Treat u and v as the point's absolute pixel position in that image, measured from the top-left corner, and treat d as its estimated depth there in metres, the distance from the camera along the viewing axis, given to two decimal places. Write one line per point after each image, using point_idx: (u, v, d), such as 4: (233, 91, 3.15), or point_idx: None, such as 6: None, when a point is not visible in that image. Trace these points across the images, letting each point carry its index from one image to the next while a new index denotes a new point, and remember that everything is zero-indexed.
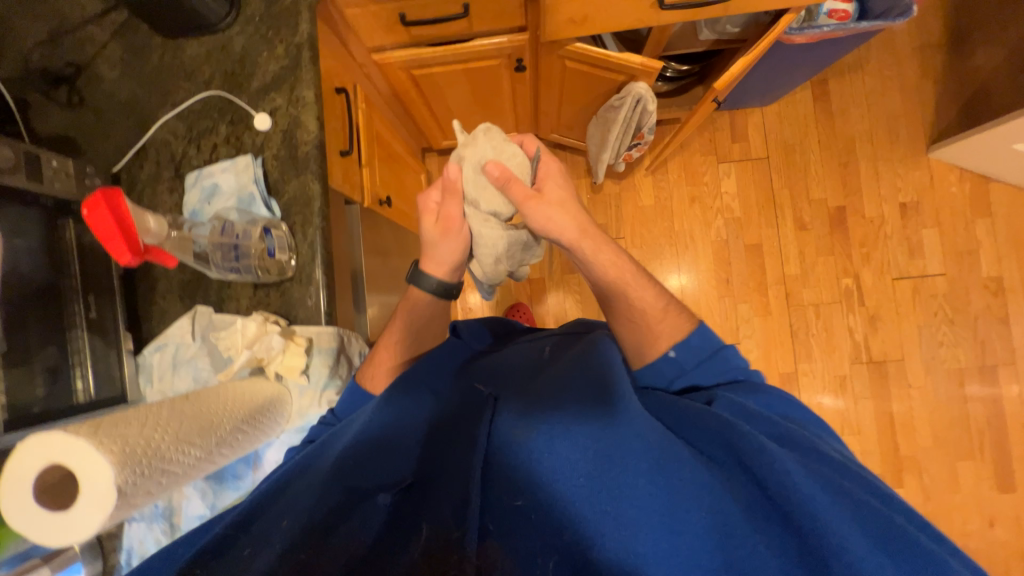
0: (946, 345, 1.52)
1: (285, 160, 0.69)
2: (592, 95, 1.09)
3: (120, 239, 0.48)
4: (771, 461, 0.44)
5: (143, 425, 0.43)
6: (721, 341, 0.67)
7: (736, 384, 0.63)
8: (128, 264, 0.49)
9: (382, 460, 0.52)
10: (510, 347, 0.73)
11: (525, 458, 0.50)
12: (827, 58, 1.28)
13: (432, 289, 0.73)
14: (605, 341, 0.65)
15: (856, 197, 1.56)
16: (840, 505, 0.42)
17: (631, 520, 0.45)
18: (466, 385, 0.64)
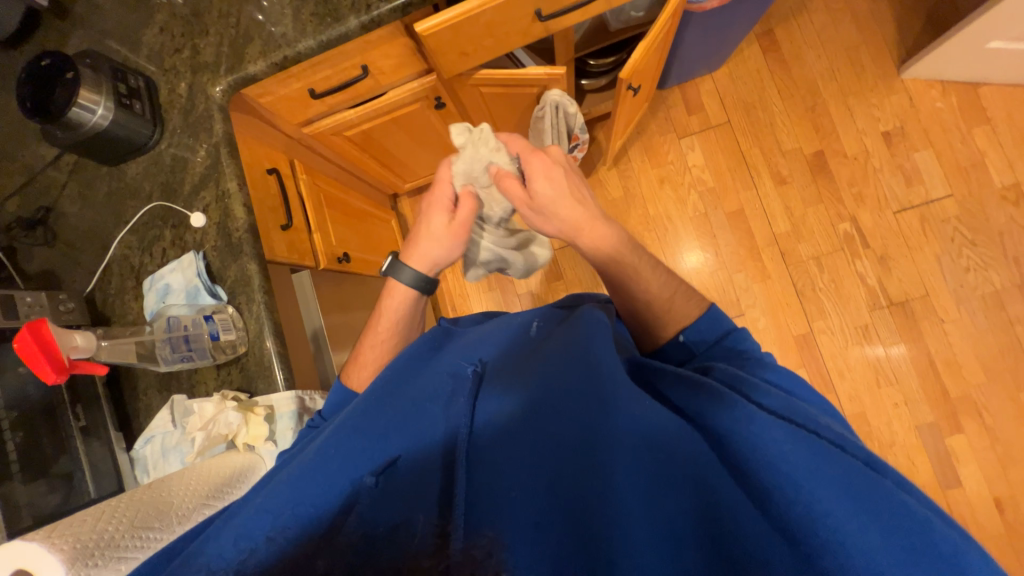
0: (973, 270, 1.39)
1: (222, 249, 0.75)
2: (520, 110, 1.12)
3: (42, 359, 0.54)
4: (761, 432, 0.39)
5: (98, 519, 0.48)
6: (731, 324, 0.64)
7: (749, 361, 0.55)
8: (54, 381, 0.54)
9: (367, 442, 0.46)
10: (492, 321, 0.68)
11: (517, 432, 0.46)
12: (752, 13, 1.25)
13: (413, 283, 0.72)
14: (598, 316, 0.60)
15: (832, 138, 1.48)
16: (831, 466, 0.36)
17: (623, 481, 0.41)
18: (450, 359, 0.57)
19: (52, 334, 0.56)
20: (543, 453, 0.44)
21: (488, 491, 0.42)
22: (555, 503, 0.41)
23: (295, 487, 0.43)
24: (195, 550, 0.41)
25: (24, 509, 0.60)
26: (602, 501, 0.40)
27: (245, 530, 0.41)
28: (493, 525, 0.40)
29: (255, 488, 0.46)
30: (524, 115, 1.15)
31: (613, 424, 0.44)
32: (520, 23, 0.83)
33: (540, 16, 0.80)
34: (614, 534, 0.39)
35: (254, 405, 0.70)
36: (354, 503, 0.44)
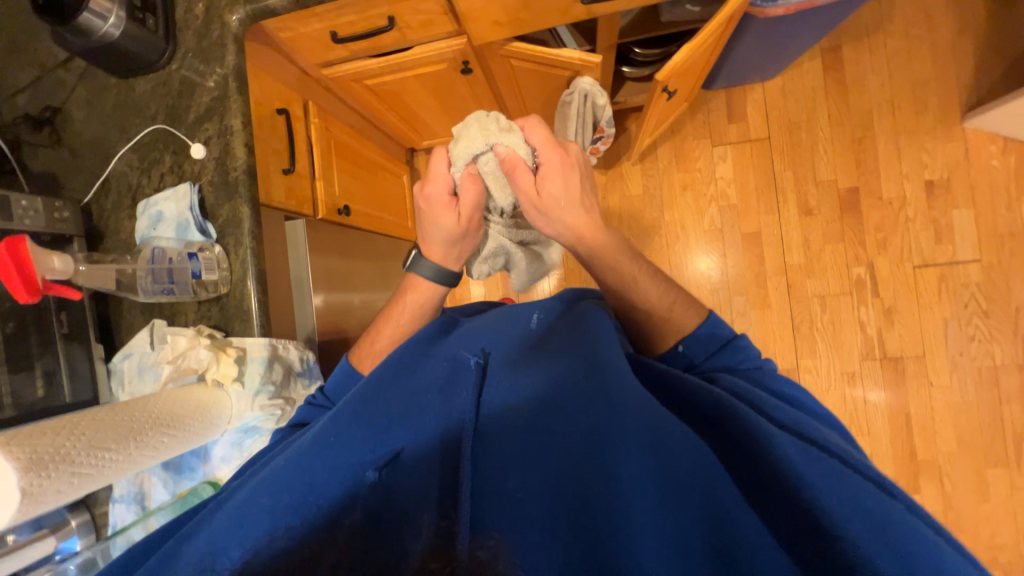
0: (977, 340, 1.35)
1: (218, 185, 0.75)
2: (550, 89, 1.06)
3: (14, 278, 0.55)
4: (771, 448, 0.41)
5: (56, 434, 0.51)
6: (730, 332, 0.63)
7: (750, 374, 0.59)
8: (26, 300, 0.55)
9: (370, 433, 0.49)
10: (493, 312, 0.68)
11: (521, 435, 0.49)
12: (820, 26, 1.16)
13: (434, 277, 0.70)
14: (600, 311, 0.62)
15: (871, 177, 1.40)
16: (844, 486, 0.38)
17: (625, 486, 0.44)
18: (453, 350, 0.59)
19: (28, 252, 0.56)
20: (545, 461, 0.47)
21: (495, 495, 0.46)
22: (558, 507, 0.44)
23: (296, 475, 0.45)
24: (184, 537, 0.42)
25: (6, 399, 0.64)
26: (604, 510, 0.44)
27: (242, 515, 0.42)
28: (498, 527, 0.43)
29: (250, 475, 0.49)
30: (553, 96, 1.10)
31: (614, 433, 0.46)
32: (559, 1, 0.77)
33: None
34: (616, 540, 0.42)
35: (227, 344, 0.72)
36: (361, 492, 0.46)
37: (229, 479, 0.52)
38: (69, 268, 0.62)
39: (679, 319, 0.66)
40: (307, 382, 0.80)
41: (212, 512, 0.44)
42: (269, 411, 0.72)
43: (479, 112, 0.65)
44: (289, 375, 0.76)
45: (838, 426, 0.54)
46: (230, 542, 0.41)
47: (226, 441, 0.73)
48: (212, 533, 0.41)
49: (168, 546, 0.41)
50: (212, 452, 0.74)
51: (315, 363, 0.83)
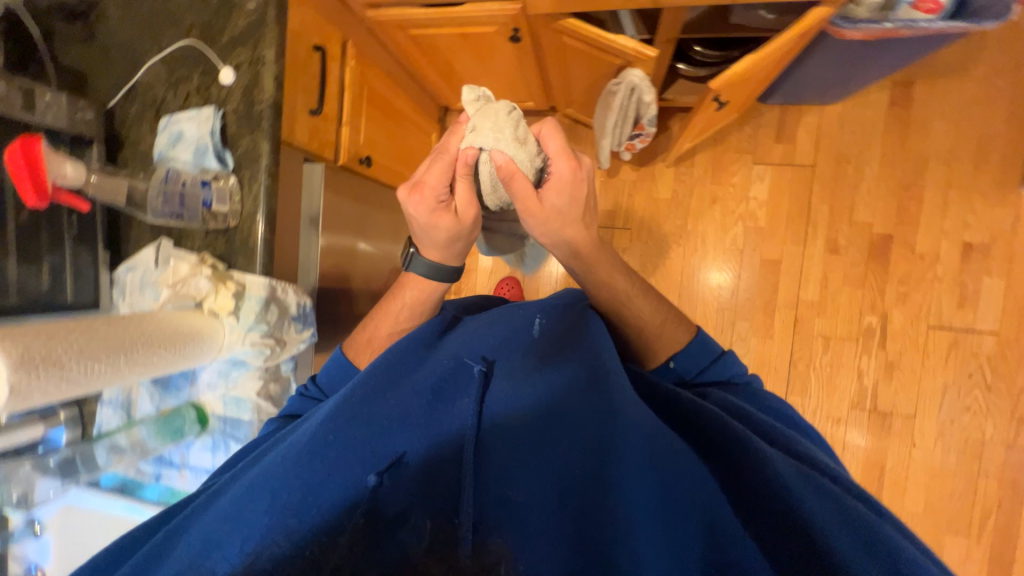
0: (972, 412, 1.33)
1: (242, 116, 0.74)
2: (597, 74, 1.01)
3: (25, 178, 0.56)
4: (766, 473, 0.44)
5: (50, 337, 0.52)
6: (721, 348, 0.70)
7: (745, 394, 0.65)
8: (33, 206, 0.57)
9: (371, 435, 0.50)
10: (492, 312, 0.68)
11: (525, 447, 0.48)
12: (897, 58, 1.08)
13: (427, 272, 0.69)
14: (599, 325, 0.64)
15: (909, 227, 1.34)
16: (830, 507, 0.43)
17: (627, 502, 0.45)
18: (455, 352, 0.59)
19: (42, 154, 0.57)
20: (548, 473, 0.47)
21: (497, 501, 0.46)
22: (560, 518, 0.45)
23: (295, 475, 0.46)
24: (184, 526, 0.46)
25: (11, 287, 0.66)
26: (608, 521, 0.44)
27: (238, 515, 0.45)
28: (501, 534, 0.45)
29: (246, 470, 0.51)
30: (599, 82, 1.05)
31: (617, 448, 0.47)
32: None
33: None
34: (620, 553, 0.42)
35: (228, 277, 0.73)
36: (363, 495, 0.46)
37: (212, 476, 0.56)
38: (81, 177, 0.62)
39: (668, 338, 0.71)
40: (302, 327, 0.80)
41: (205, 505, 0.48)
42: (258, 348, 0.74)
43: (508, 103, 0.61)
44: (285, 318, 0.77)
45: (820, 443, 0.61)
46: (226, 538, 0.44)
47: (215, 368, 0.75)
48: (207, 529, 0.44)
49: (159, 540, 0.45)
50: (199, 376, 0.76)
51: (313, 310, 0.82)
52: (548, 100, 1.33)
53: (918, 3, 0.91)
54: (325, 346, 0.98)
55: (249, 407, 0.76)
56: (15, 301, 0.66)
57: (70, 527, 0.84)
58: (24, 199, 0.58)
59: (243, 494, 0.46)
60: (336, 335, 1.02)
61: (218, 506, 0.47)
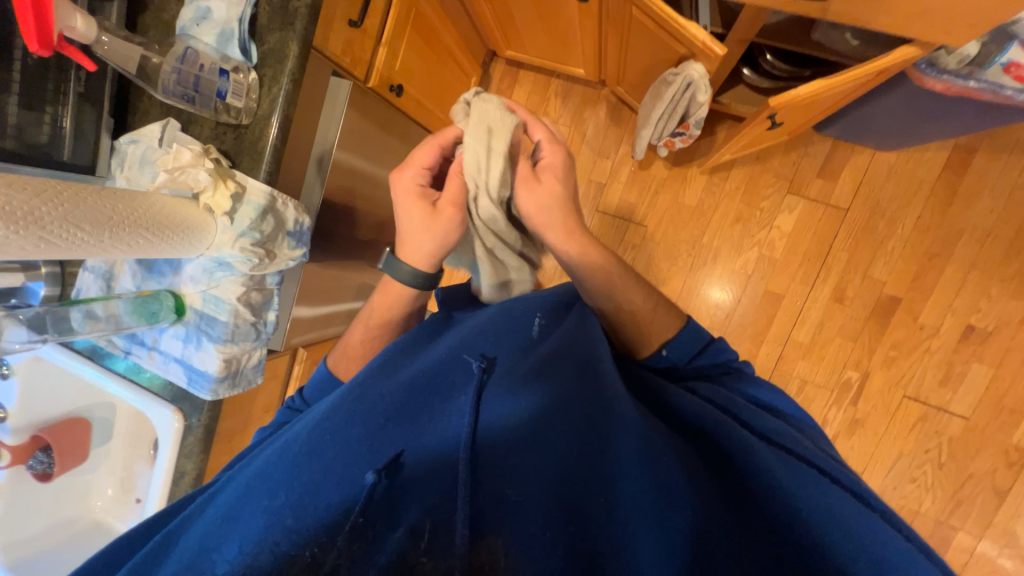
0: (916, 484, 1.36)
1: (275, 9, 0.69)
2: (657, 58, 0.95)
3: (32, 22, 0.52)
4: (761, 472, 0.48)
5: (36, 195, 0.52)
6: (711, 336, 0.74)
7: (732, 378, 0.71)
8: (35, 54, 0.53)
9: (367, 429, 0.50)
10: (489, 309, 0.69)
11: (522, 454, 0.49)
12: (968, 121, 1.02)
13: (406, 278, 0.68)
14: (593, 320, 0.67)
15: (919, 295, 1.32)
16: (820, 495, 0.47)
17: (623, 503, 0.46)
18: (454, 351, 0.59)
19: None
20: (546, 481, 0.47)
21: (496, 503, 0.46)
22: (559, 521, 0.45)
23: (288, 470, 0.48)
24: (190, 523, 0.50)
25: (9, 129, 0.62)
26: (604, 519, 0.46)
27: (235, 516, 0.47)
28: (500, 533, 0.44)
29: (241, 470, 0.54)
30: (656, 67, 0.99)
31: (612, 449, 0.49)
32: None
33: None
34: (614, 551, 0.44)
35: (229, 176, 0.71)
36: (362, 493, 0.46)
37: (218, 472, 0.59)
38: (91, 34, 0.59)
39: (657, 327, 0.72)
40: (294, 245, 0.79)
41: (200, 509, 0.51)
42: (246, 255, 0.72)
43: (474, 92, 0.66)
44: (279, 230, 0.75)
45: (806, 426, 0.67)
46: (222, 540, 0.46)
47: (201, 264, 0.75)
48: (209, 531, 0.47)
49: (159, 541, 0.48)
50: (184, 268, 0.76)
51: (309, 230, 0.81)
52: (599, 72, 1.26)
53: (1010, 67, 0.83)
54: (316, 267, 0.97)
55: (227, 310, 0.75)
56: (15, 147, 0.63)
57: (37, 376, 0.89)
58: (27, 44, 0.54)
59: (237, 497, 0.48)
60: (329, 259, 1.01)
61: (215, 505, 0.50)
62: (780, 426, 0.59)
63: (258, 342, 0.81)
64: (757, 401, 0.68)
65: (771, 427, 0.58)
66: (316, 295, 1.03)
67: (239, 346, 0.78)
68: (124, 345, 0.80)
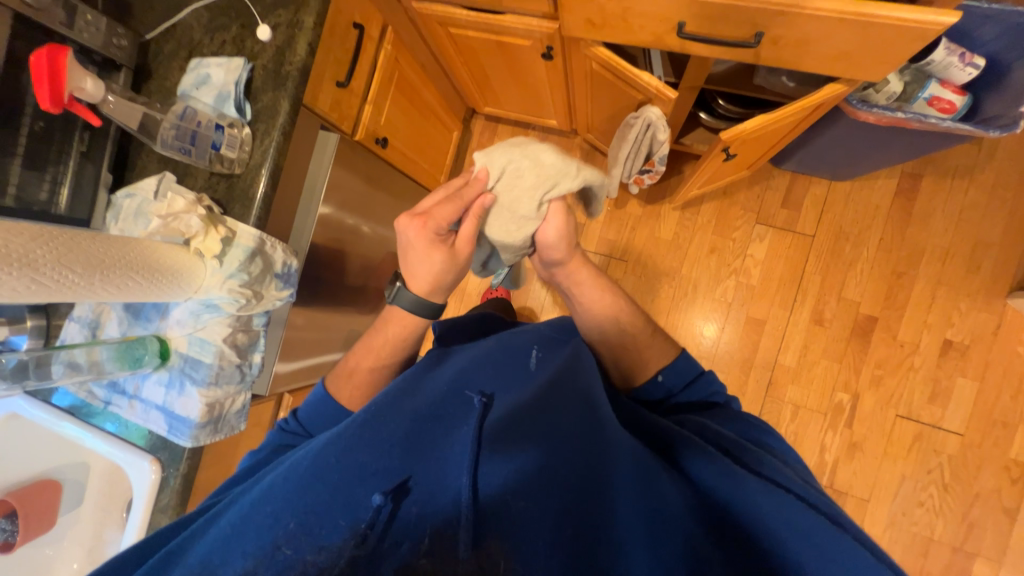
0: (924, 508, 1.32)
1: (269, 72, 0.76)
2: (621, 105, 1.05)
3: (45, 84, 0.59)
4: (748, 502, 0.49)
5: (32, 239, 0.55)
6: (702, 367, 0.78)
7: (721, 411, 0.72)
8: (45, 109, 0.60)
9: (372, 455, 0.49)
10: (487, 342, 0.71)
11: (527, 474, 0.48)
12: (907, 149, 1.12)
13: (412, 307, 0.70)
14: (590, 359, 0.70)
15: (894, 314, 1.37)
16: (806, 518, 0.47)
17: (621, 530, 0.47)
18: (457, 383, 0.60)
19: (66, 65, 0.60)
20: (550, 499, 0.47)
21: (498, 522, 0.45)
22: (561, 537, 0.45)
23: (294, 491, 0.47)
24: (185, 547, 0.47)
25: (10, 189, 0.66)
26: (604, 546, 0.46)
27: (231, 540, 0.45)
28: (506, 552, 0.44)
29: (236, 496, 0.51)
30: (621, 112, 1.08)
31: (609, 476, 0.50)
32: (660, 23, 0.77)
33: (678, 30, 0.75)
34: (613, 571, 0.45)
35: (220, 222, 0.75)
36: (369, 517, 0.45)
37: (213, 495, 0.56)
38: (98, 94, 0.64)
39: (655, 352, 0.78)
40: (282, 286, 0.81)
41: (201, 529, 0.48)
42: (234, 296, 0.74)
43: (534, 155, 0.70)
44: (267, 272, 0.77)
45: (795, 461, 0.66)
46: (223, 561, 0.44)
47: (188, 307, 0.76)
48: (207, 552, 0.45)
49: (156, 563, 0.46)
50: (171, 312, 0.77)
51: (297, 272, 0.84)
52: (570, 122, 1.37)
53: (934, 100, 0.98)
54: (303, 311, 0.99)
55: (212, 351, 0.76)
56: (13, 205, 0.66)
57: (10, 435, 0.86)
58: (39, 102, 0.61)
59: (240, 515, 0.47)
60: (317, 304, 1.03)
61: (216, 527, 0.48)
62: (768, 460, 0.58)
63: (243, 385, 0.81)
64: (743, 432, 0.68)
65: (757, 459, 0.58)
66: (303, 341, 1.03)
67: (224, 389, 0.78)
68: (104, 395, 0.79)
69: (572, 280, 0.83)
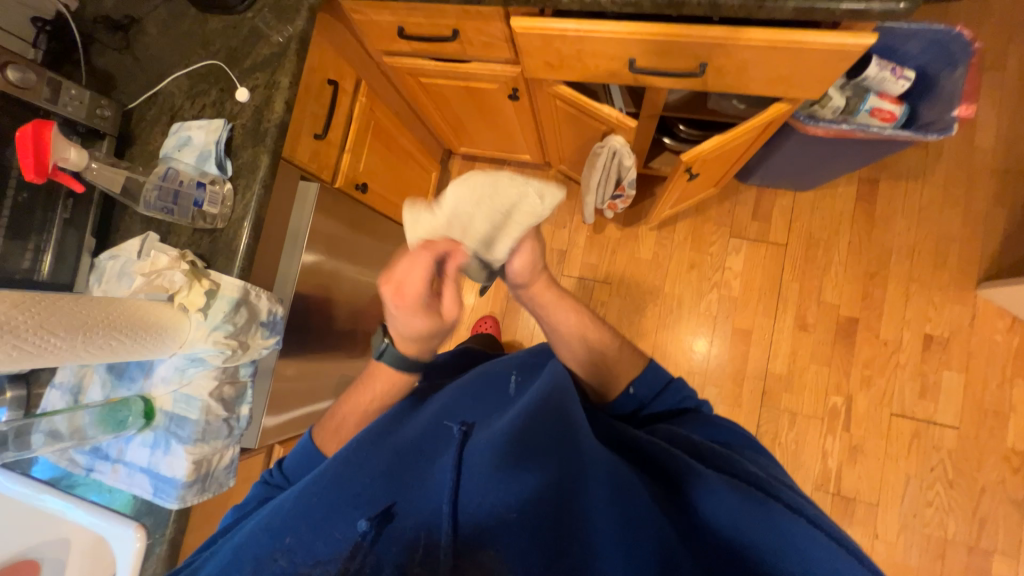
0: (934, 507, 1.30)
1: (248, 130, 0.80)
2: (588, 136, 1.11)
3: (30, 156, 0.61)
4: (717, 500, 0.49)
5: (15, 304, 0.56)
6: (670, 375, 0.79)
7: (694, 417, 0.73)
8: (30, 180, 0.61)
9: (354, 489, 0.50)
10: (467, 373, 0.73)
11: (503, 490, 0.47)
12: (858, 157, 1.19)
13: (397, 366, 0.65)
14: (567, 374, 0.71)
15: (873, 313, 1.40)
16: (771, 511, 0.48)
17: (596, 538, 0.46)
18: (435, 413, 0.61)
19: (50, 139, 0.62)
20: (526, 511, 0.46)
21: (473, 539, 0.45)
22: (537, 546, 0.44)
23: (278, 534, 0.47)
24: None
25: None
26: (579, 555, 0.45)
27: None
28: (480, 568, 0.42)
29: (219, 548, 0.50)
30: (589, 143, 1.14)
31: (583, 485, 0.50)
32: (612, 60, 0.84)
33: (629, 66, 0.81)
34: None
35: (204, 276, 0.76)
36: (350, 545, 0.45)
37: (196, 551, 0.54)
38: (81, 162, 0.67)
39: (622, 365, 0.79)
40: (268, 334, 0.81)
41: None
42: (219, 347, 0.74)
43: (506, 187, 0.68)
44: (251, 321, 0.78)
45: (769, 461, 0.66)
46: None
47: (173, 364, 0.76)
48: None
49: None
50: (156, 370, 0.76)
51: (283, 320, 0.84)
52: (543, 156, 1.43)
53: (875, 112, 1.07)
54: (291, 358, 0.98)
55: (199, 406, 0.75)
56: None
57: None
58: (23, 173, 0.62)
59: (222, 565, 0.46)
60: (305, 350, 1.03)
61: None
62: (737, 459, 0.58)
63: (231, 439, 0.79)
64: (715, 437, 0.69)
65: (726, 459, 0.58)
66: (292, 389, 1.02)
67: (211, 445, 0.76)
68: (86, 462, 0.77)
69: (537, 303, 0.80)
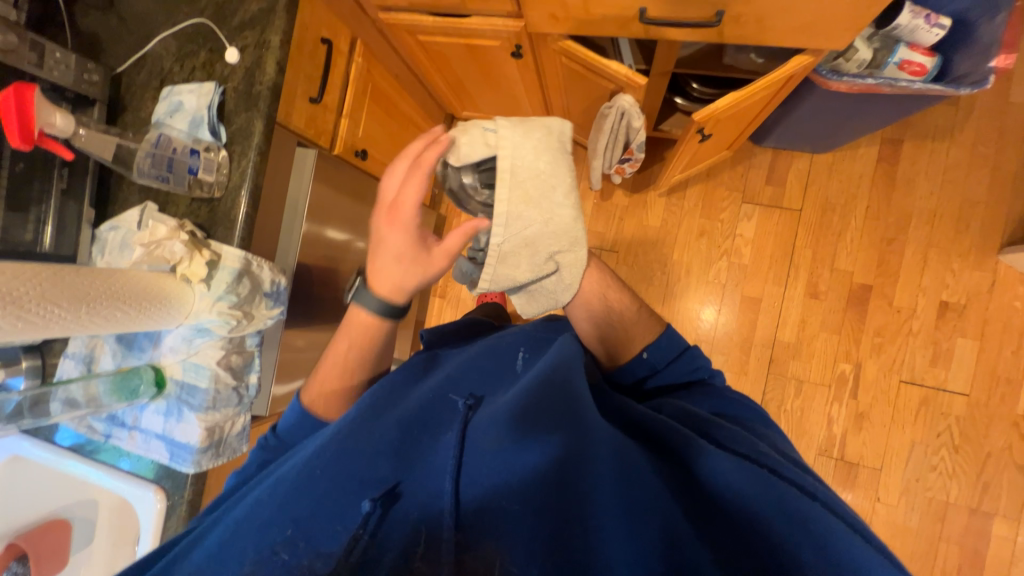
0: (938, 472, 1.31)
1: (241, 94, 0.77)
2: (595, 96, 1.06)
3: (14, 122, 0.59)
4: (718, 478, 0.49)
5: (17, 276, 0.55)
6: (686, 342, 0.78)
7: (700, 391, 0.72)
8: (17, 147, 0.60)
9: (358, 465, 0.50)
10: (472, 346, 0.72)
11: (507, 472, 0.48)
12: (882, 115, 1.13)
13: (377, 308, 0.66)
14: (574, 345, 0.70)
15: (888, 280, 1.37)
16: (771, 490, 0.47)
17: (597, 516, 0.47)
18: (440, 389, 0.60)
19: (33, 103, 0.60)
20: (527, 492, 0.47)
21: (479, 518, 0.46)
22: (540, 524, 0.45)
23: (285, 503, 0.48)
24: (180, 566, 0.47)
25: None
26: (580, 533, 0.46)
27: (220, 556, 0.45)
28: (484, 545, 0.44)
29: (228, 511, 0.51)
30: (596, 103, 1.09)
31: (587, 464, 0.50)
32: (621, 11, 0.78)
33: (639, 17, 0.76)
34: (589, 557, 0.45)
35: (205, 246, 0.75)
36: (358, 522, 0.46)
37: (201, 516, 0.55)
38: (68, 128, 0.65)
39: (641, 331, 0.78)
40: (272, 305, 0.81)
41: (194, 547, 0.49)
42: (224, 318, 0.74)
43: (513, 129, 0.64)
44: (254, 293, 0.77)
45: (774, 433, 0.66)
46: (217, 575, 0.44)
47: (180, 334, 0.76)
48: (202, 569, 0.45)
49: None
50: (164, 340, 0.77)
51: (287, 290, 0.84)
52: None
53: (904, 64, 0.99)
54: (297, 328, 0.99)
55: (207, 375, 0.76)
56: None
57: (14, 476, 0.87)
58: (10, 140, 0.61)
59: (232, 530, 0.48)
60: (312, 320, 1.03)
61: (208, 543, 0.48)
62: (742, 434, 0.58)
63: (241, 408, 0.81)
64: (721, 409, 0.68)
65: (729, 434, 0.57)
66: (300, 358, 1.03)
67: (222, 413, 0.78)
68: (104, 429, 0.79)
69: None
